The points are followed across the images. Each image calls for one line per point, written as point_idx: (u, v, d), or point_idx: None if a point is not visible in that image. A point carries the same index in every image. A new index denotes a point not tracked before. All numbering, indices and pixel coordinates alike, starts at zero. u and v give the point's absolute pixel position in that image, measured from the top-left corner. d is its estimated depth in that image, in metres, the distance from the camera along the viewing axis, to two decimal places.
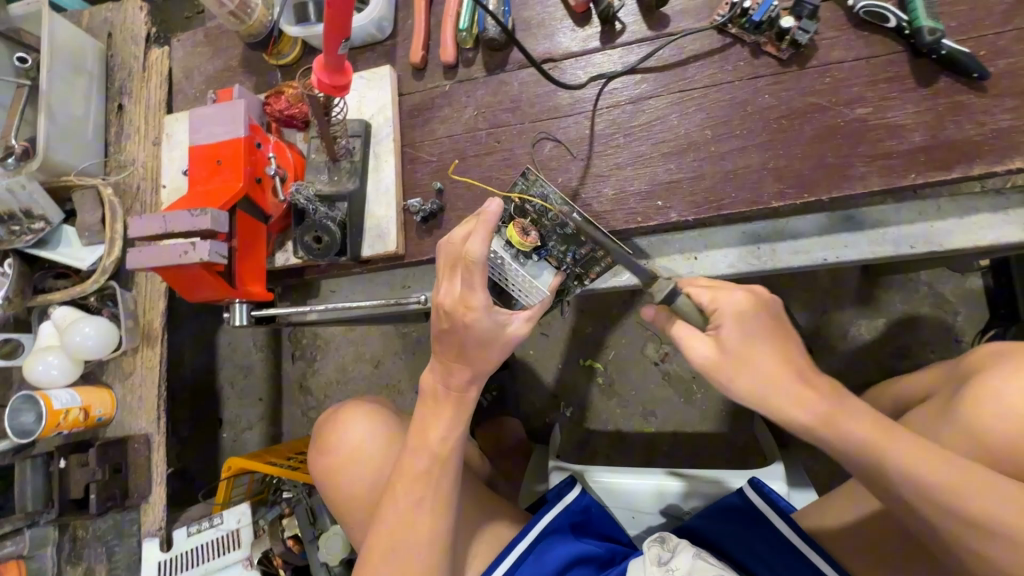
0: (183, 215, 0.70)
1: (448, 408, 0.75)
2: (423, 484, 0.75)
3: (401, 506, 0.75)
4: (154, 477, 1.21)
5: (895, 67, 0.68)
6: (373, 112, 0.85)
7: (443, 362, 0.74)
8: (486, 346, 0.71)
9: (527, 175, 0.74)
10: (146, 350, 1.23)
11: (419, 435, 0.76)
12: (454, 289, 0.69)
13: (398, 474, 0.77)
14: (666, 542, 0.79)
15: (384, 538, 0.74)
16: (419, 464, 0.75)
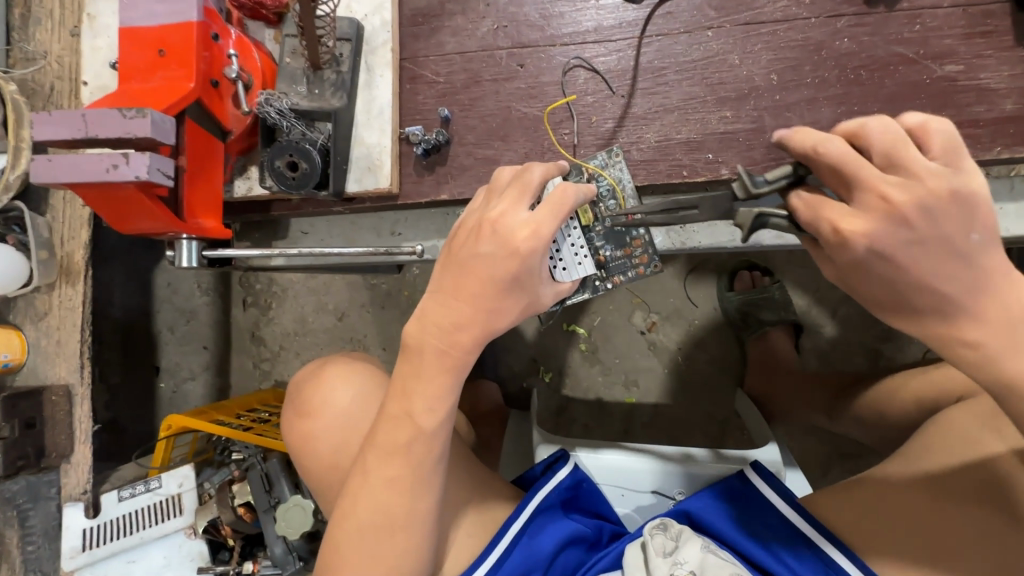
0: (107, 115, 0.52)
1: (440, 366, 0.57)
2: (407, 460, 0.59)
3: (379, 484, 0.59)
4: (76, 433, 1.05)
5: (995, 21, 0.59)
6: (366, 12, 0.68)
7: (452, 296, 0.56)
8: (506, 281, 0.54)
9: (611, 151, 0.64)
10: (66, 289, 1.04)
11: (399, 398, 0.59)
12: (519, 214, 0.54)
13: (370, 443, 0.60)
14: (668, 529, 0.73)
15: (356, 520, 0.60)
16: (400, 436, 0.59)
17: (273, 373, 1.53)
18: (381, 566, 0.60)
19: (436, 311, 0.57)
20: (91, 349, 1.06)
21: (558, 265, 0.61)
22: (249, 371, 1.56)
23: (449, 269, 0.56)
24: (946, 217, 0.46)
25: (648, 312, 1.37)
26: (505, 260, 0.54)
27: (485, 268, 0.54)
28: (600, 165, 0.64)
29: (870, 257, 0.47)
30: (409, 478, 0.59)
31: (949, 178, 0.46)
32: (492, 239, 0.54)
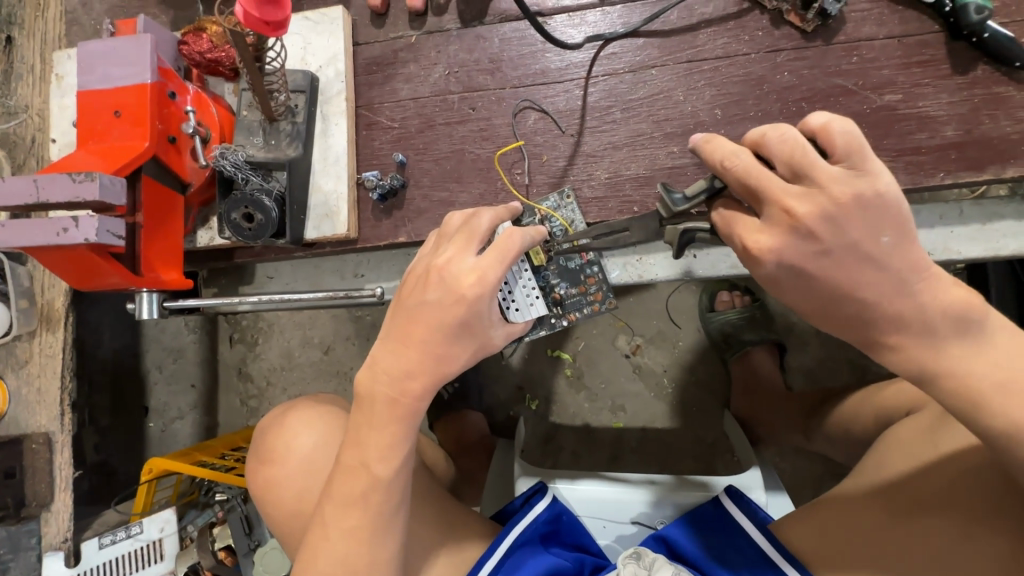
0: (58, 179, 0.53)
1: (394, 414, 0.56)
2: (365, 510, 0.58)
3: (338, 535, 0.58)
4: (57, 481, 1.04)
5: (930, 50, 0.60)
6: (321, 64, 0.69)
7: (402, 344, 0.55)
8: (453, 327, 0.54)
9: (563, 193, 0.65)
10: (46, 336, 1.05)
11: (354, 448, 0.58)
12: (466, 260, 0.54)
13: (327, 493, 0.60)
14: (641, 559, 0.71)
15: (316, 575, 0.59)
16: (357, 486, 0.58)
17: (261, 409, 1.53)
18: None
19: (386, 358, 0.56)
20: (72, 395, 1.07)
21: (511, 306, 0.61)
22: (237, 408, 1.56)
23: (396, 316, 0.56)
24: (855, 233, 0.46)
25: (632, 335, 1.37)
26: (448, 306, 0.53)
27: (430, 315, 0.54)
28: (553, 206, 0.65)
29: (785, 271, 0.49)
30: (369, 526, 0.58)
31: (849, 182, 0.45)
32: (438, 288, 0.54)
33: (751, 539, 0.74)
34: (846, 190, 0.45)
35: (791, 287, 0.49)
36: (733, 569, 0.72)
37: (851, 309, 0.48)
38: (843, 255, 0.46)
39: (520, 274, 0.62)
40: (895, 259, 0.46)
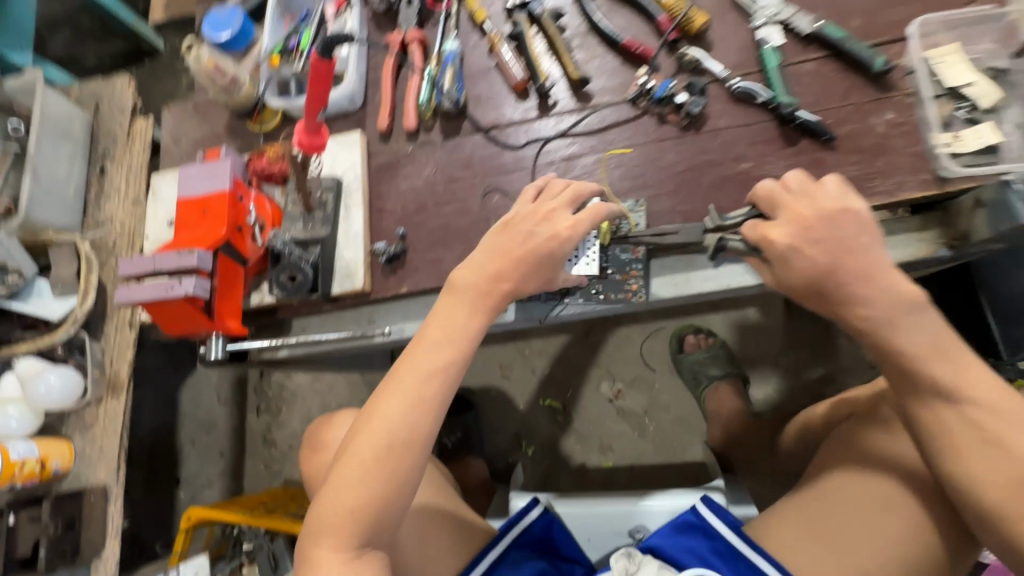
0: (169, 255, 0.77)
1: (442, 357, 0.73)
2: (401, 438, 0.71)
3: (366, 455, 0.71)
4: (109, 529, 1.20)
5: (768, 132, 0.86)
6: (344, 170, 0.96)
7: (470, 306, 0.75)
8: (528, 275, 0.75)
9: (639, 203, 0.86)
10: (110, 401, 1.26)
11: (443, 323, 0.75)
12: (568, 211, 0.75)
13: (414, 350, 0.74)
14: (632, 557, 0.86)
15: (385, 412, 0.72)
16: (439, 358, 0.73)
17: (283, 472, 1.68)
18: (391, 466, 0.71)
19: (449, 314, 0.75)
20: (127, 452, 1.25)
21: (573, 259, 0.83)
22: (261, 473, 1.70)
23: (499, 241, 0.76)
24: (846, 234, 0.66)
25: (613, 381, 1.54)
26: (541, 248, 0.74)
27: (534, 242, 0.74)
28: (630, 211, 0.86)
29: (794, 251, 0.67)
30: (404, 455, 0.71)
31: (841, 199, 0.67)
32: (546, 224, 0.75)
33: (728, 540, 0.88)
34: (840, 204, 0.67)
35: (793, 268, 0.67)
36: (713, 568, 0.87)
37: (831, 284, 0.66)
38: (837, 245, 0.66)
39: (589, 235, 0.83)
40: (875, 262, 0.66)
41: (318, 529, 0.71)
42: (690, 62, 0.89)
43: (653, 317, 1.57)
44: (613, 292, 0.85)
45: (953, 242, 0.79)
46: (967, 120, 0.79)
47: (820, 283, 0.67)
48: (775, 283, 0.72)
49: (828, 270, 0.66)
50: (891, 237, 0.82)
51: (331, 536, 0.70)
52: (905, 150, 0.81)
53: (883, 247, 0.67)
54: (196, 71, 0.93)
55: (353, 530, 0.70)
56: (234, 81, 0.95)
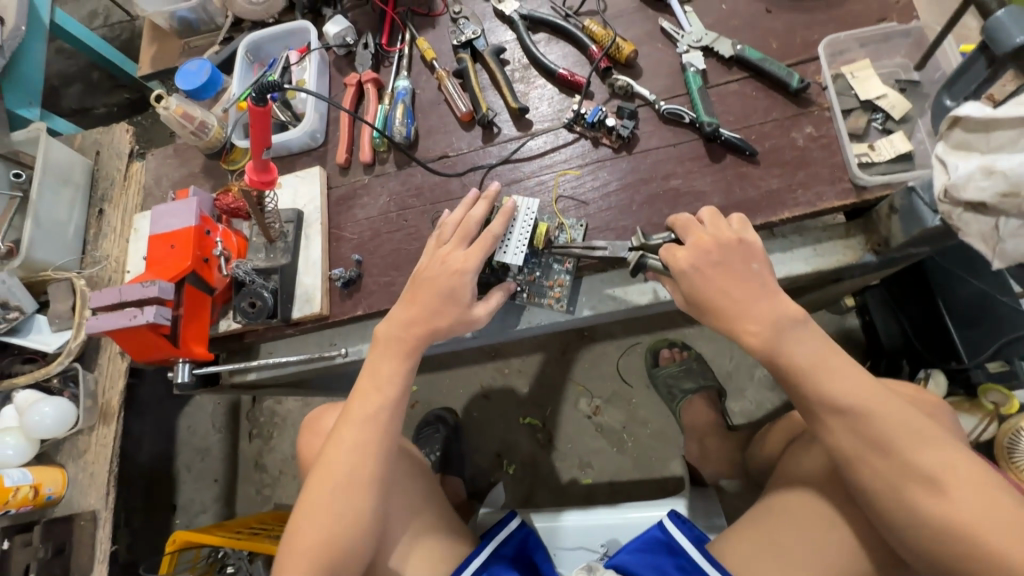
0: (134, 287, 0.83)
1: (373, 405, 0.73)
2: (348, 483, 0.70)
3: (320, 499, 0.70)
4: (97, 554, 1.25)
5: (696, 150, 0.90)
6: (305, 202, 1.03)
7: (395, 353, 0.74)
8: (436, 314, 0.74)
9: (579, 219, 0.91)
10: (102, 429, 1.32)
11: (373, 373, 0.75)
12: (459, 251, 0.75)
13: (347, 409, 0.74)
14: (593, 571, 0.83)
15: (333, 466, 0.71)
16: (373, 405, 0.73)
17: (273, 496, 1.72)
18: (344, 520, 0.69)
19: (379, 361, 0.75)
20: (116, 478, 1.31)
21: (504, 250, 0.83)
22: (252, 498, 1.74)
23: (408, 289, 0.77)
24: (739, 257, 0.73)
25: (591, 397, 1.56)
26: (443, 291, 0.73)
27: (434, 282, 0.75)
28: (570, 225, 0.90)
29: (691, 267, 0.73)
30: (353, 500, 0.69)
31: (738, 231, 0.75)
32: (443, 267, 0.75)
33: (692, 556, 0.86)
34: (737, 235, 0.75)
35: (693, 285, 0.73)
36: None
37: (725, 298, 0.71)
38: (733, 268, 0.72)
39: (521, 242, 0.82)
40: (766, 284, 0.71)
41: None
42: (621, 88, 0.94)
43: (628, 333, 1.60)
44: (535, 296, 0.90)
45: (877, 247, 0.82)
46: (882, 130, 0.84)
47: (715, 301, 0.71)
48: (684, 304, 0.76)
49: (723, 285, 0.72)
50: (819, 245, 0.85)
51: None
52: (824, 161, 0.84)
53: (774, 275, 0.72)
54: (166, 118, 0.98)
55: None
56: (203, 125, 1.03)
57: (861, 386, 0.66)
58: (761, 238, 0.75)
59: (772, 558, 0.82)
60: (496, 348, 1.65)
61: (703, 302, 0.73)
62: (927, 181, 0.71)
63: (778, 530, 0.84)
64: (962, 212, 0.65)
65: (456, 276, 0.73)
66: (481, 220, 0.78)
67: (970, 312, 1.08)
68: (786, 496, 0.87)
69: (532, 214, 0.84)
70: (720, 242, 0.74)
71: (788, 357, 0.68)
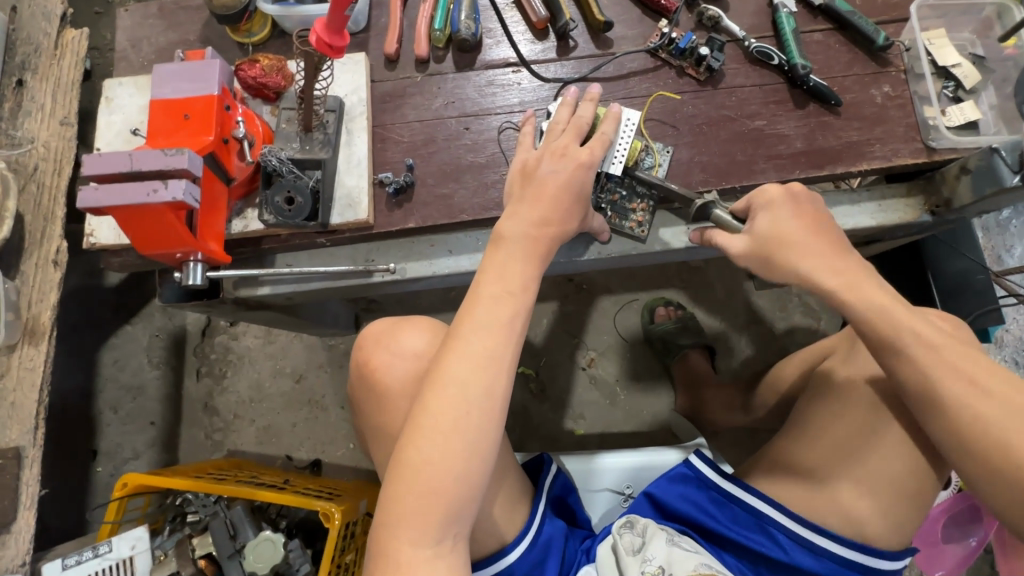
0: (151, 153, 0.65)
1: (507, 307, 0.66)
2: (478, 401, 0.62)
3: (442, 421, 0.61)
4: (22, 499, 1.02)
5: (781, 93, 0.89)
6: (347, 92, 0.88)
7: (523, 254, 0.70)
8: (567, 216, 0.73)
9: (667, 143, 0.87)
10: (28, 350, 1.07)
11: (497, 277, 0.68)
12: (576, 144, 0.75)
13: (471, 307, 0.67)
14: (635, 527, 0.85)
15: (454, 364, 0.63)
16: (503, 313, 0.66)
17: (226, 443, 1.52)
18: (466, 423, 0.61)
19: (504, 262, 0.70)
20: (46, 410, 1.07)
21: (608, 160, 0.82)
22: (201, 443, 1.52)
23: (519, 190, 0.74)
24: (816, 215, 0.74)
25: (586, 350, 1.55)
26: (571, 183, 0.73)
27: (555, 179, 0.73)
28: (659, 149, 0.87)
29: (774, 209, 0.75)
30: (481, 424, 0.62)
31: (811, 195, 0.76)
32: (562, 160, 0.74)
33: (723, 488, 0.88)
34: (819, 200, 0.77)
35: (774, 226, 0.74)
36: (717, 518, 0.87)
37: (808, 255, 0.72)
38: (812, 216, 0.74)
39: (623, 154, 0.82)
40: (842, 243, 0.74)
41: (387, 522, 0.61)
42: (711, 18, 0.90)
43: (626, 289, 1.60)
44: (618, 217, 0.86)
45: (935, 208, 0.87)
46: (952, 98, 0.88)
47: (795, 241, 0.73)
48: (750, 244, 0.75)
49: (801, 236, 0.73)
50: (883, 202, 0.89)
51: (411, 525, 0.60)
52: (900, 120, 0.87)
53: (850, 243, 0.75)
54: None
55: (432, 517, 0.60)
56: None
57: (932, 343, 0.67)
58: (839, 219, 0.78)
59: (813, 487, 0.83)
60: None
61: (783, 238, 0.73)
62: (1011, 145, 0.76)
63: (819, 448, 0.84)
64: None
65: (562, 190, 0.73)
66: (590, 121, 0.78)
67: (952, 285, 1.22)
68: (820, 400, 0.89)
69: (634, 125, 0.83)
70: (799, 198, 0.75)
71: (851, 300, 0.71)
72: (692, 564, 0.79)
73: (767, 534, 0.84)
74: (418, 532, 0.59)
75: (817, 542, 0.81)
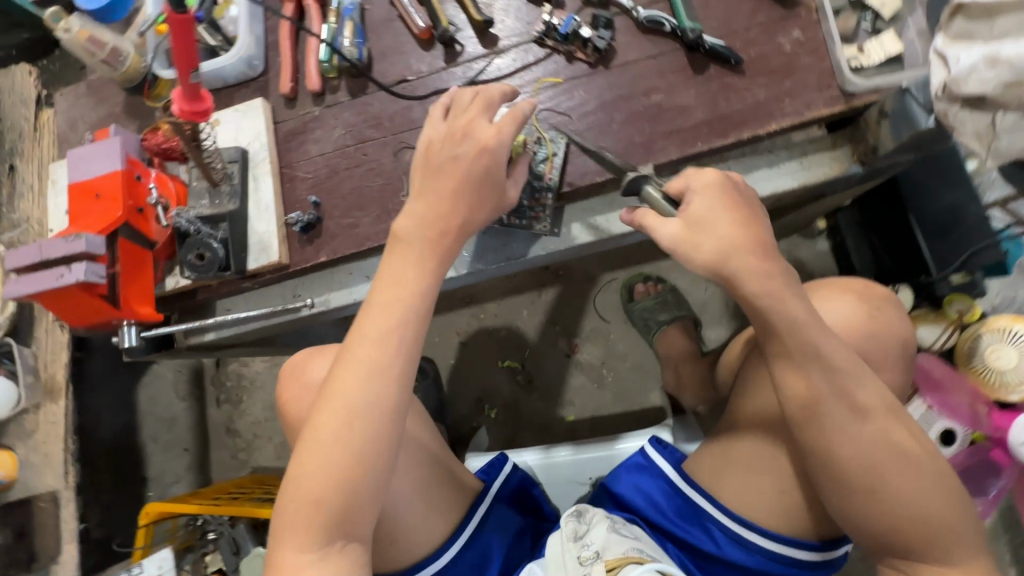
0: (56, 242, 0.73)
1: (390, 320, 0.68)
2: (366, 414, 0.65)
3: (326, 434, 0.65)
4: (64, 534, 1.18)
5: (678, 61, 0.83)
6: (249, 140, 0.92)
7: (418, 258, 0.71)
8: (458, 205, 0.72)
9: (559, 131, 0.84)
10: (50, 406, 1.22)
11: (393, 281, 0.70)
12: (484, 120, 0.73)
13: (361, 322, 0.69)
14: (582, 516, 0.85)
15: (344, 379, 0.66)
16: (392, 323, 0.68)
17: (251, 460, 1.67)
18: (353, 436, 0.65)
19: (399, 266, 0.71)
20: (74, 456, 1.22)
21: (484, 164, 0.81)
22: (229, 462, 1.72)
23: (426, 179, 0.73)
24: (747, 213, 0.65)
25: (569, 336, 1.55)
26: (476, 168, 0.72)
27: (461, 168, 0.72)
28: (551, 138, 0.84)
29: (710, 195, 0.65)
30: (369, 437, 0.65)
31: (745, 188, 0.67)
32: (467, 142, 0.72)
33: (672, 480, 0.87)
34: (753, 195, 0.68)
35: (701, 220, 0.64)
36: (663, 512, 0.86)
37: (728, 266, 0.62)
38: (746, 212, 0.64)
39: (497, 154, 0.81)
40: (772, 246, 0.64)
41: (280, 520, 0.66)
42: None
43: (604, 269, 1.56)
44: (517, 216, 0.84)
45: (863, 157, 0.80)
46: (871, 31, 0.80)
47: (714, 239, 0.63)
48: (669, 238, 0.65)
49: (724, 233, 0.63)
50: (805, 158, 0.82)
51: (301, 532, 0.64)
52: (812, 67, 0.79)
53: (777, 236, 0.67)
54: (71, 43, 0.86)
55: (320, 524, 0.64)
56: (116, 53, 0.88)
57: (848, 378, 0.61)
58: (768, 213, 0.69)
59: (738, 473, 0.81)
60: (470, 294, 1.61)
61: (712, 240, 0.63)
62: (921, 80, 0.68)
63: (747, 435, 0.82)
64: (958, 110, 0.62)
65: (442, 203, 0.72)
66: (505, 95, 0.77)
67: (942, 223, 1.09)
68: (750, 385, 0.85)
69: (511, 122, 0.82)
70: (740, 194, 0.66)
71: (783, 311, 0.63)
72: (624, 548, 0.78)
73: (706, 530, 0.83)
74: (306, 535, 0.64)
75: (746, 536, 0.80)
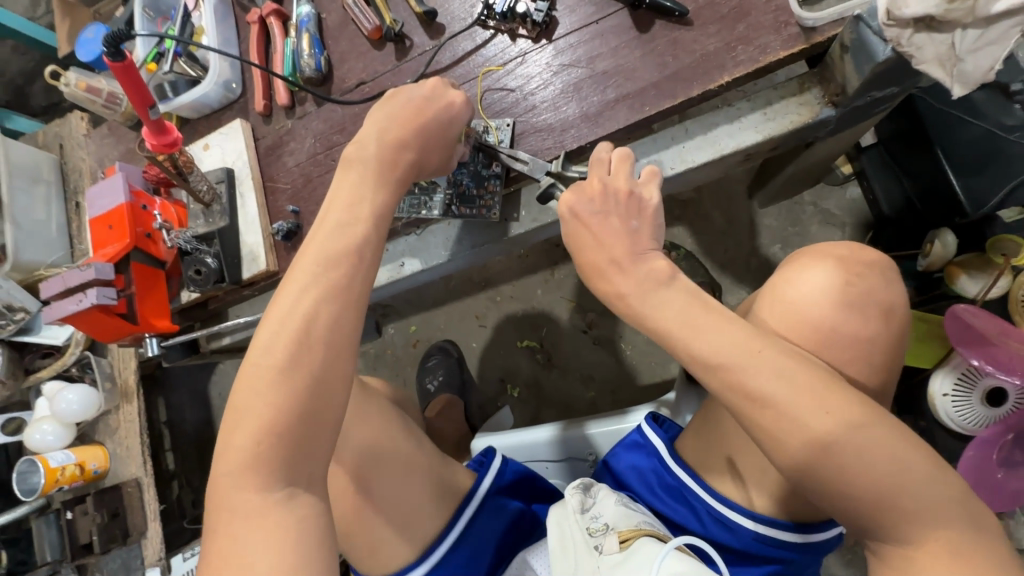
0: (74, 271, 0.86)
1: (348, 239, 0.61)
2: (318, 333, 0.57)
3: (276, 358, 0.56)
4: (149, 513, 1.39)
5: (622, 22, 0.79)
6: (233, 160, 1.00)
7: (373, 178, 0.66)
8: (427, 149, 0.71)
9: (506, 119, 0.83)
10: (126, 407, 1.40)
11: (346, 198, 0.64)
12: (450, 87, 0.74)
13: (308, 242, 0.62)
14: (588, 489, 0.81)
15: (286, 300, 0.59)
16: (345, 240, 0.61)
17: None
18: (304, 359, 0.57)
19: (356, 182, 0.66)
20: (150, 448, 1.41)
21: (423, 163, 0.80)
22: None
23: (385, 110, 0.70)
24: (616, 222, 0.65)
25: (584, 312, 1.54)
26: (442, 117, 0.72)
27: (431, 110, 0.71)
28: (496, 126, 0.83)
29: (573, 218, 0.67)
30: (322, 359, 0.57)
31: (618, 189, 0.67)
32: (431, 90, 0.72)
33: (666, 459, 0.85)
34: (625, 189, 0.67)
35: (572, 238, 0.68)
36: (652, 491, 0.85)
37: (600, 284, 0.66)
38: (609, 218, 0.66)
39: None
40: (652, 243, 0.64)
41: (225, 469, 0.55)
42: None
43: None
44: (466, 207, 0.84)
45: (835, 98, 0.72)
46: None
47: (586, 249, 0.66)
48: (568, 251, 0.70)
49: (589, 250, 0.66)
50: (769, 108, 0.75)
51: (251, 473, 0.54)
52: (766, 7, 0.73)
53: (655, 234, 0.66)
54: (73, 93, 1.11)
55: (274, 463, 0.54)
56: (113, 98, 1.13)
57: (761, 364, 0.55)
58: (658, 198, 0.67)
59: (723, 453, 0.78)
60: (486, 278, 1.64)
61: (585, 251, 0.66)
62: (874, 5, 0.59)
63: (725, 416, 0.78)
64: (913, 33, 0.57)
65: (395, 148, 0.68)
66: None
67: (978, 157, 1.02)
68: None
69: None
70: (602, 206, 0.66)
71: (661, 318, 0.60)
72: (637, 520, 0.75)
73: (688, 504, 0.82)
74: (258, 477, 0.54)
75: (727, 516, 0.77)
